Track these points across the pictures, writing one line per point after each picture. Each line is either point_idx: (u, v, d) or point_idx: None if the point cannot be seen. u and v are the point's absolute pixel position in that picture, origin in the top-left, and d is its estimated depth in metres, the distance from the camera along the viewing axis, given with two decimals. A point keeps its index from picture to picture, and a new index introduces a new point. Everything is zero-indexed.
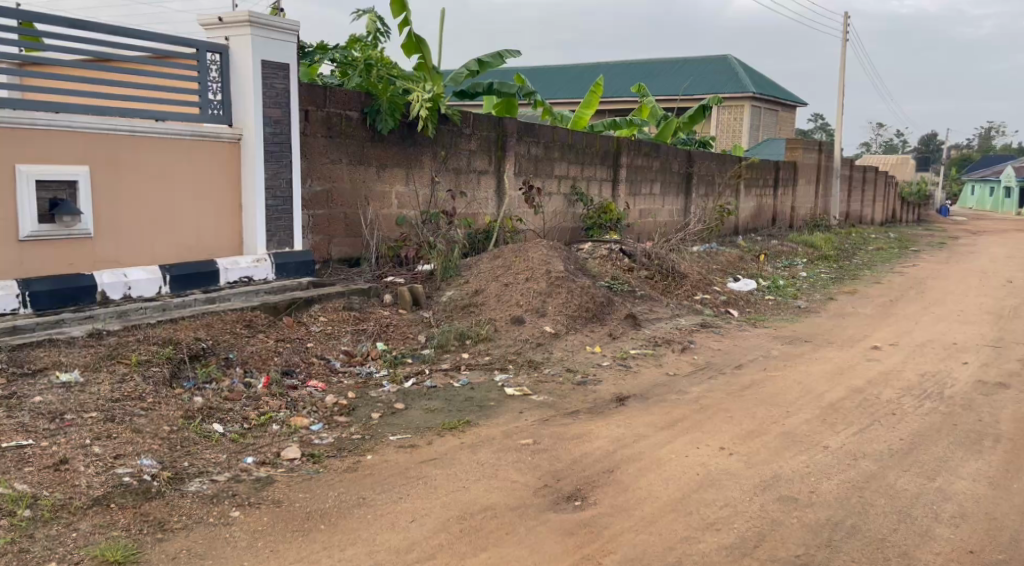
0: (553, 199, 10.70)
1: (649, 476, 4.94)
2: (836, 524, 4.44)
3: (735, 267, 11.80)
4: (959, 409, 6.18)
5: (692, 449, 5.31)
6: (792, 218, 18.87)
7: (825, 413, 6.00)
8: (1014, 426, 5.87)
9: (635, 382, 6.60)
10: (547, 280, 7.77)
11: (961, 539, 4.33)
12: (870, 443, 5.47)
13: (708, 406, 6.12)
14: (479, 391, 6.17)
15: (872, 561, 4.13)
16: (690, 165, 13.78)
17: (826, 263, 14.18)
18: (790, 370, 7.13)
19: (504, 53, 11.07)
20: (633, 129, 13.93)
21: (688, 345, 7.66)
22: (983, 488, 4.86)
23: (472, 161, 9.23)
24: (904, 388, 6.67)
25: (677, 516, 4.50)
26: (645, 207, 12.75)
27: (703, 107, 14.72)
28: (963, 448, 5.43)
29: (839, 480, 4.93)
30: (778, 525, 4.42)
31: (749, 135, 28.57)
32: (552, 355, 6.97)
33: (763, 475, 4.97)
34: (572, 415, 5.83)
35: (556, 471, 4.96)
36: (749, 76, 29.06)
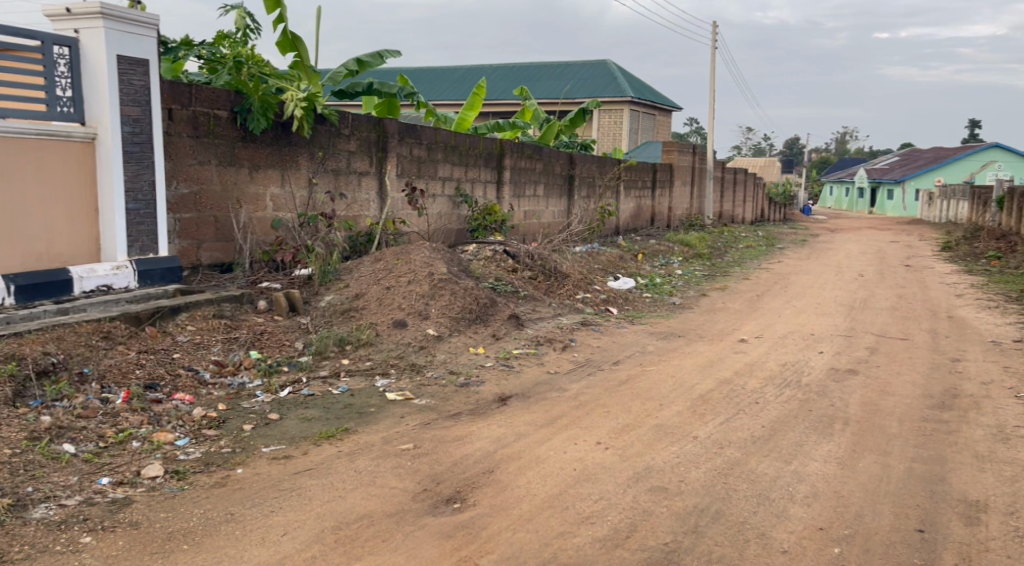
0: (437, 200, 10.60)
1: (527, 474, 4.95)
2: (702, 510, 4.56)
3: (616, 266, 12.02)
4: (814, 396, 6.48)
5: (569, 446, 5.36)
6: (670, 219, 19.40)
7: (695, 405, 6.18)
8: (862, 409, 6.20)
9: (516, 382, 6.61)
10: (429, 282, 7.72)
11: (813, 517, 4.52)
12: (735, 431, 5.66)
13: (587, 402, 6.20)
14: (359, 397, 6.06)
15: (734, 544, 4.27)
16: (572, 167, 13.96)
17: (701, 261, 14.62)
18: (664, 364, 7.31)
19: (384, 53, 10.92)
20: (517, 132, 13.99)
21: (569, 343, 7.74)
22: (833, 469, 5.09)
23: (352, 162, 9.04)
24: (768, 378, 6.94)
25: (553, 512, 4.53)
26: (529, 207, 12.82)
27: (584, 111, 14.95)
28: (817, 432, 5.68)
29: (706, 467, 5.08)
30: (649, 514, 4.51)
31: (628, 137, 29.27)
32: (435, 357, 6.92)
33: (635, 467, 5.07)
34: (453, 418, 5.78)
35: (434, 474, 4.91)
36: (626, 80, 29.78)
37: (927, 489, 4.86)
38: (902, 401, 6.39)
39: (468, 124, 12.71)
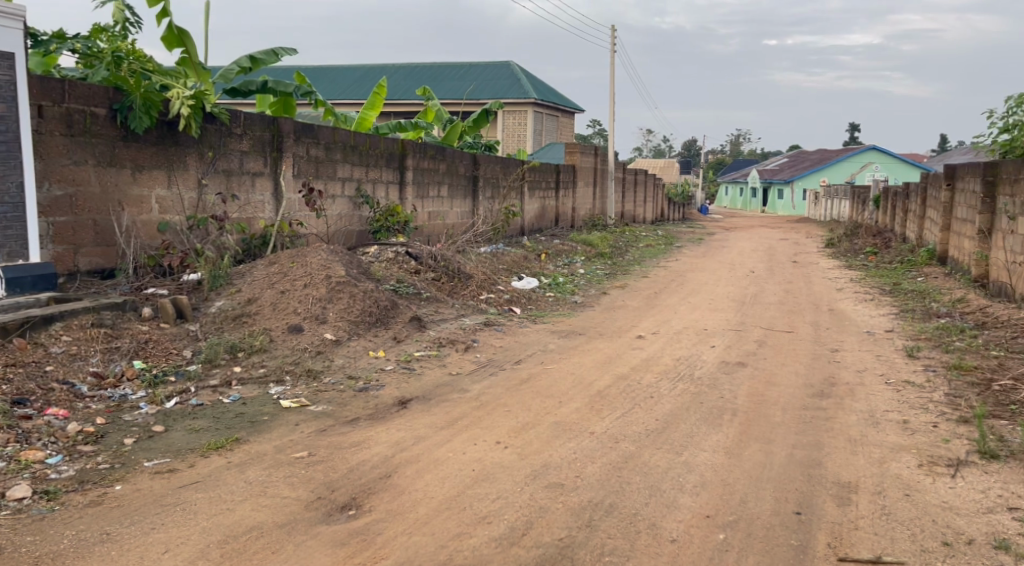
0: (337, 201, 10.36)
1: (425, 477, 4.91)
2: (597, 504, 4.61)
3: (520, 266, 12.05)
4: (705, 388, 6.65)
5: (468, 446, 5.33)
6: (573, 219, 19.59)
7: (593, 401, 6.25)
8: (749, 399, 6.41)
9: (416, 385, 6.55)
10: (327, 286, 7.57)
11: (701, 506, 4.63)
12: (630, 425, 5.75)
13: (488, 402, 6.20)
14: (252, 406, 5.89)
15: (626, 536, 4.33)
16: (475, 168, 13.89)
17: (603, 261, 14.83)
18: (564, 362, 7.38)
19: (277, 50, 10.65)
20: (420, 132, 13.84)
21: (472, 344, 7.72)
22: (721, 458, 5.23)
23: (244, 163, 8.76)
24: (664, 372, 7.09)
25: (450, 514, 4.50)
26: (433, 209, 12.68)
27: (487, 111, 14.92)
28: (707, 423, 5.83)
29: (602, 462, 5.14)
30: (545, 511, 4.53)
31: (531, 139, 29.49)
32: (332, 363, 6.79)
33: (533, 464, 5.09)
34: (350, 423, 5.69)
35: (329, 482, 4.81)
36: (529, 82, 30.01)
37: (805, 472, 5.05)
38: (786, 391, 6.63)
39: (368, 124, 12.53)
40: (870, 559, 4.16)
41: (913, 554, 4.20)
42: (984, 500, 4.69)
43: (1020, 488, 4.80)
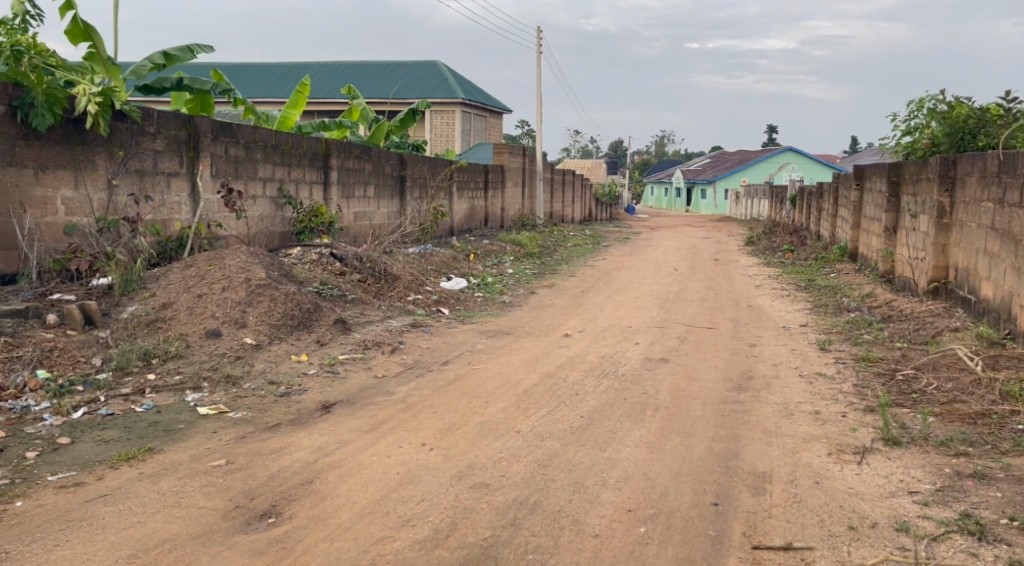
0: (258, 202, 10.09)
1: (348, 482, 4.81)
2: (521, 503, 4.58)
3: (448, 266, 11.95)
4: (629, 385, 6.70)
5: (392, 449, 5.25)
6: (502, 219, 19.56)
7: (520, 400, 6.23)
8: (671, 394, 6.48)
9: (341, 388, 6.42)
10: (246, 289, 7.37)
11: (623, 500, 4.64)
12: (555, 423, 5.74)
13: (414, 404, 6.11)
14: (167, 415, 5.69)
15: (550, 534, 4.31)
16: (403, 168, 13.68)
17: (532, 261, 14.84)
18: (492, 362, 7.34)
19: (193, 47, 10.34)
20: (344, 131, 13.61)
21: (398, 346, 7.62)
22: (644, 453, 5.26)
23: (158, 162, 8.46)
24: (589, 370, 7.12)
25: (374, 518, 4.42)
26: (359, 209, 12.45)
27: (414, 111, 14.75)
28: (630, 419, 5.87)
29: (527, 461, 5.11)
30: (470, 512, 4.48)
31: (458, 139, 29.40)
32: (252, 368, 6.60)
33: (458, 465, 5.03)
34: (271, 429, 5.54)
35: (248, 490, 4.67)
36: (456, 82, 29.91)
37: (723, 464, 5.12)
38: (705, 385, 6.72)
39: (291, 123, 12.26)
40: (782, 546, 4.23)
41: (822, 539, 4.29)
42: (887, 485, 4.83)
43: (920, 472, 4.96)
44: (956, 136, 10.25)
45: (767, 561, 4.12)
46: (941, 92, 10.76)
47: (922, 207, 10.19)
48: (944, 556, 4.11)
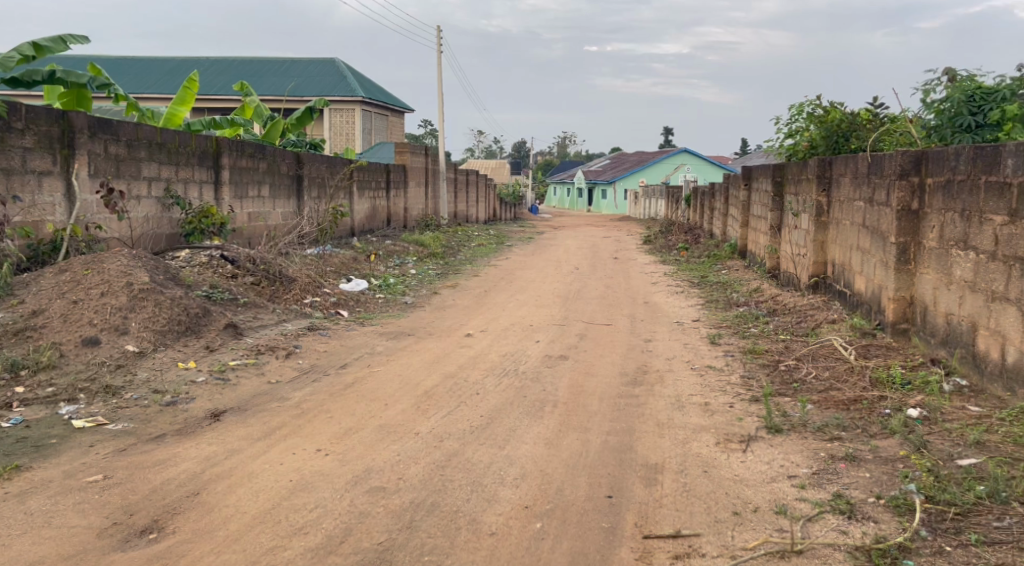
0: (143, 202, 9.72)
1: (237, 491, 4.69)
2: (418, 505, 4.56)
3: (348, 268, 11.78)
4: (529, 383, 6.75)
5: (285, 456, 5.14)
6: (406, 219, 19.40)
7: (419, 401, 6.19)
8: (569, 390, 6.56)
9: (231, 395, 6.25)
10: (127, 294, 7.09)
11: (520, 497, 4.68)
12: (454, 423, 5.73)
13: (309, 410, 6.00)
14: (37, 429, 5.43)
15: (446, 535, 4.30)
16: (299, 167, 13.37)
17: (434, 261, 14.77)
18: (392, 364, 7.28)
19: (66, 37, 9.90)
20: (236, 129, 13.23)
21: (293, 350, 7.47)
22: (541, 449, 5.31)
23: (29, 161, 8.04)
24: (490, 369, 7.13)
25: (264, 527, 4.32)
26: (253, 209, 12.10)
27: (310, 109, 14.46)
28: (529, 416, 5.92)
29: (425, 462, 5.09)
30: (365, 516, 4.44)
31: (359, 138, 29.04)
32: (135, 377, 6.36)
33: (355, 470, 4.96)
34: (154, 441, 5.35)
35: (128, 505, 4.51)
36: (356, 80, 29.54)
37: (617, 457, 5.22)
38: (603, 381, 6.84)
39: (179, 120, 11.84)
40: (672, 534, 4.34)
41: (708, 525, 4.41)
42: (769, 470, 5.02)
43: (799, 457, 5.17)
44: (831, 139, 10.77)
45: (657, 550, 4.22)
46: (817, 97, 11.26)
47: (803, 206, 10.62)
48: (817, 535, 4.28)
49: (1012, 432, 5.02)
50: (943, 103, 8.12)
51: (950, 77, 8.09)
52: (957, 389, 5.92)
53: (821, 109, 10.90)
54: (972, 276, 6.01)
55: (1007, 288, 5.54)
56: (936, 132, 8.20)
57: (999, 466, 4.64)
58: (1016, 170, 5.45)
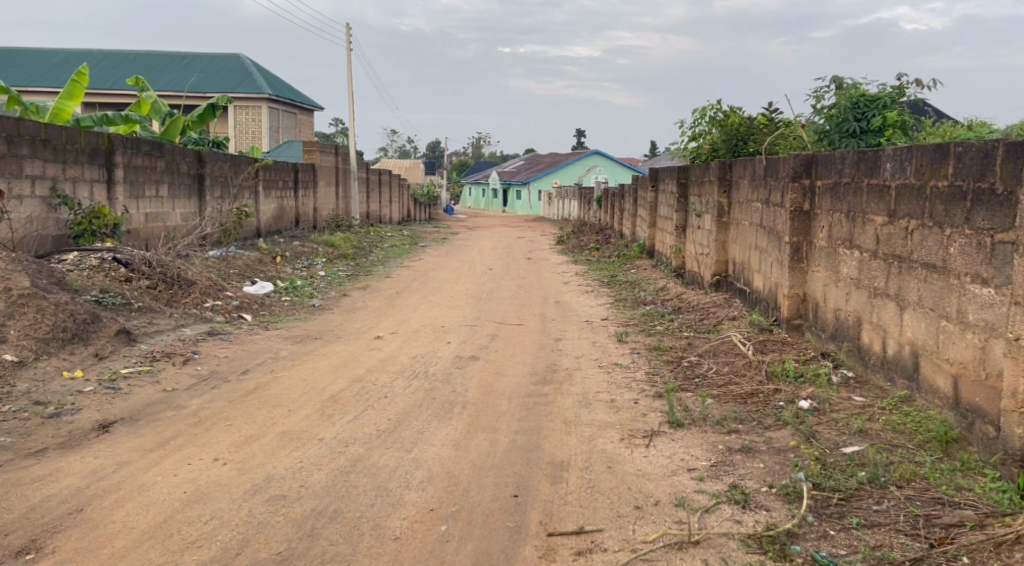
0: (26, 203, 9.34)
1: (125, 506, 4.58)
2: (320, 512, 4.54)
3: (252, 270, 11.57)
4: (438, 384, 6.77)
5: (180, 467, 5.04)
6: (315, 219, 19.11)
7: (324, 406, 6.15)
8: (479, 391, 6.61)
9: (122, 405, 6.09)
10: (6, 300, 6.82)
11: (425, 500, 4.70)
12: (361, 428, 5.71)
13: (207, 418, 5.89)
14: None
15: (348, 541, 4.29)
16: (200, 166, 13.01)
17: (344, 262, 14.64)
18: (296, 368, 7.20)
19: None
20: (132, 126, 12.81)
21: (191, 356, 7.33)
22: (448, 451, 5.35)
23: None
24: (399, 372, 7.13)
25: (154, 542, 4.24)
26: (152, 210, 11.72)
27: (211, 106, 14.11)
28: (437, 418, 5.95)
29: (328, 468, 5.06)
30: (263, 526, 4.39)
31: (266, 136, 28.52)
32: (15, 388, 6.13)
33: (254, 479, 4.90)
34: (34, 455, 5.18)
35: (4, 525, 4.37)
36: (262, 77, 28.98)
37: (524, 456, 5.30)
38: (512, 381, 6.92)
39: (67, 115, 11.41)
40: (575, 530, 4.42)
41: (610, 520, 4.52)
42: (670, 464, 5.18)
43: (698, 451, 5.35)
44: (730, 143, 11.15)
45: (560, 547, 4.28)
46: (717, 101, 11.60)
47: (706, 207, 10.95)
48: (713, 525, 4.42)
49: (892, 419, 5.30)
50: (832, 109, 8.48)
51: (838, 85, 8.46)
52: (844, 380, 6.22)
53: (721, 113, 11.23)
54: (857, 273, 6.32)
55: (887, 284, 5.84)
56: (825, 137, 8.59)
57: (880, 452, 4.89)
58: (895, 173, 5.75)
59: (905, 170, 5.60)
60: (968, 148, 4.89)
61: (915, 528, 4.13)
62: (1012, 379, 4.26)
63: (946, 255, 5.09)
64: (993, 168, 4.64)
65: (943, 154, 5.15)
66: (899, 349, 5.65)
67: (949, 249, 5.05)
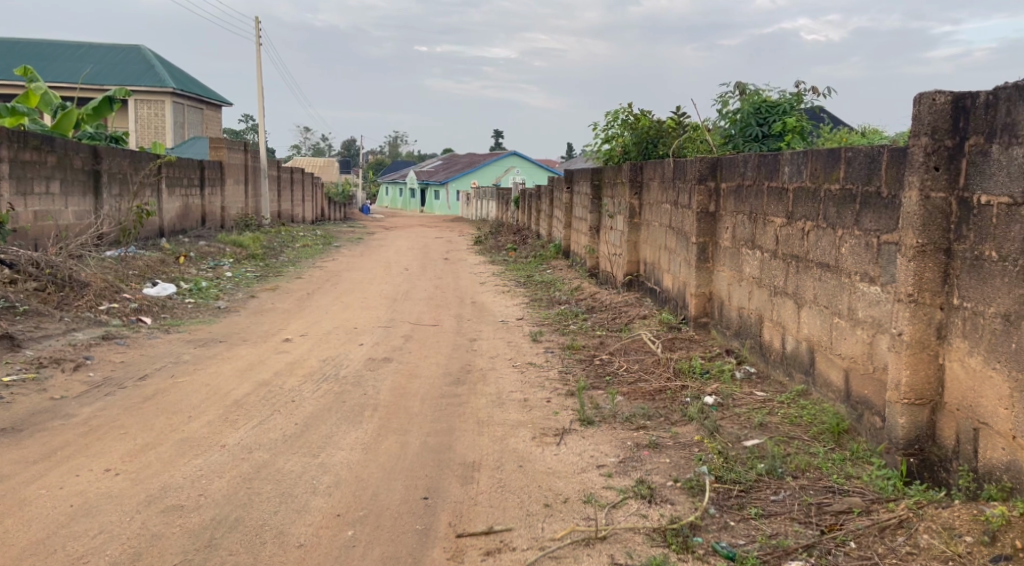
0: None
1: (6, 522, 4.41)
2: (220, 521, 4.46)
3: (154, 271, 11.23)
4: (348, 387, 6.72)
5: (67, 479, 4.87)
6: (223, 219, 18.65)
7: (228, 412, 6.03)
8: (391, 393, 6.59)
9: (6, 415, 5.85)
10: None
11: (331, 506, 4.66)
12: (266, 433, 5.63)
13: (99, 426, 5.71)
14: None
15: (248, 551, 4.22)
16: (96, 161, 12.53)
17: (253, 262, 14.38)
18: (198, 373, 7.03)
19: None
20: (19, 118, 12.27)
21: (83, 362, 7.08)
22: (357, 455, 5.32)
23: None
24: (307, 375, 7.04)
25: (37, 560, 4.10)
26: (43, 208, 11.23)
27: (107, 98, 13.65)
28: (347, 422, 5.90)
29: (230, 476, 4.98)
30: (157, 538, 4.29)
31: (171, 131, 27.79)
32: None
33: (148, 489, 4.78)
34: None
35: None
36: (165, 70, 28.21)
37: (435, 458, 5.31)
38: (425, 382, 6.91)
39: None
40: (484, 530, 4.45)
41: (520, 519, 4.56)
42: (579, 461, 5.27)
43: (607, 447, 5.46)
44: (641, 146, 11.37)
45: (468, 547, 4.30)
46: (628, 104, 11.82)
47: (618, 208, 11.15)
48: (619, 520, 4.50)
49: (790, 412, 5.51)
50: (736, 114, 8.75)
51: (741, 90, 8.73)
52: (747, 376, 6.43)
53: (632, 116, 11.43)
54: (759, 273, 6.54)
55: (786, 283, 6.06)
56: (730, 141, 8.87)
57: (778, 445, 5.08)
58: (792, 176, 5.97)
59: (801, 173, 5.83)
60: (857, 153, 5.11)
61: (808, 516, 4.30)
62: (896, 372, 4.46)
63: (839, 255, 5.32)
64: (879, 172, 4.87)
65: (836, 159, 5.37)
66: (797, 345, 5.88)
67: (841, 249, 5.28)
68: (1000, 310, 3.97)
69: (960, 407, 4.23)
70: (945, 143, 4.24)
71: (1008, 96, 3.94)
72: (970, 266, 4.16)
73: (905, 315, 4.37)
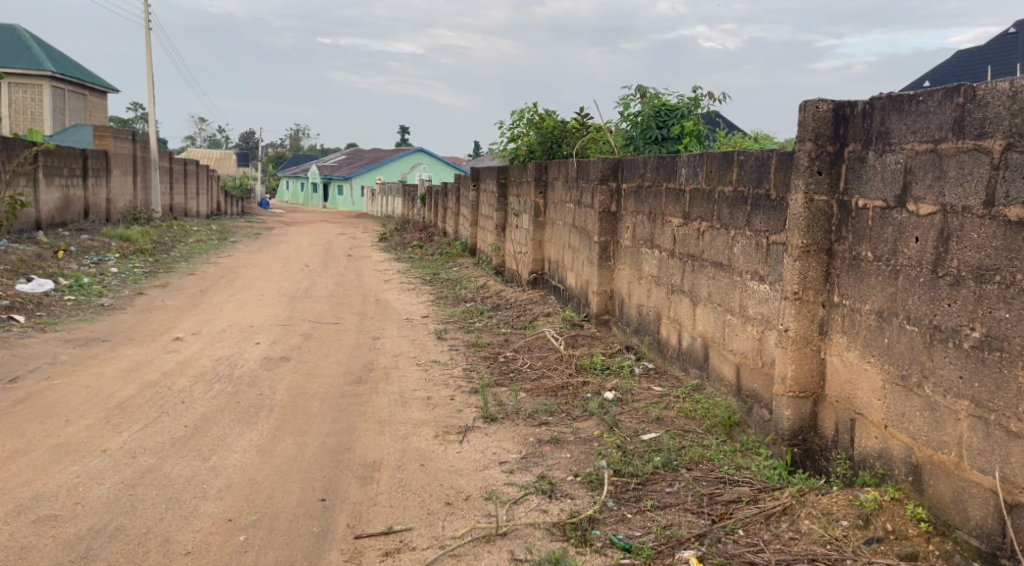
0: None
1: None
2: (99, 530, 4.31)
3: (30, 267, 10.71)
4: (243, 387, 6.58)
5: None
6: (109, 212, 17.94)
7: (110, 415, 5.83)
8: (289, 393, 6.49)
9: None
10: None
11: (221, 510, 4.57)
12: (152, 436, 5.47)
13: None
14: None
15: (128, 560, 4.10)
16: None
17: (141, 258, 13.90)
18: (78, 375, 6.76)
19: None
20: None
21: None
22: (252, 457, 5.22)
23: None
24: (199, 375, 6.87)
25: None
26: None
27: None
28: (241, 423, 5.78)
29: (112, 482, 4.81)
30: (29, 550, 4.12)
31: (51, 118, 26.61)
32: None
33: (19, 499, 4.57)
34: None
35: None
36: (42, 52, 26.95)
37: (334, 458, 5.26)
38: (325, 381, 6.84)
39: None
40: (383, 530, 4.44)
41: (420, 519, 4.56)
42: (482, 458, 5.30)
43: (509, 444, 5.51)
44: (546, 145, 11.48)
45: (367, 549, 4.28)
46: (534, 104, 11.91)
47: (523, 206, 11.25)
48: (519, 516, 4.55)
49: (685, 406, 5.67)
50: (637, 116, 8.95)
51: (642, 93, 8.94)
52: (646, 371, 6.59)
53: (537, 116, 11.53)
54: (657, 271, 6.71)
55: (682, 281, 6.23)
56: (631, 142, 9.06)
57: (673, 438, 5.23)
58: (689, 178, 6.14)
59: (697, 176, 6.01)
60: (749, 157, 5.31)
61: (700, 506, 4.45)
62: (782, 367, 4.64)
63: (731, 254, 5.50)
64: (768, 175, 5.06)
65: (729, 162, 5.56)
66: (692, 341, 6.06)
67: (733, 249, 5.47)
68: (874, 308, 4.19)
69: (839, 399, 4.44)
70: (827, 149, 4.44)
71: (882, 106, 4.17)
72: (849, 265, 4.36)
73: (790, 312, 4.56)
